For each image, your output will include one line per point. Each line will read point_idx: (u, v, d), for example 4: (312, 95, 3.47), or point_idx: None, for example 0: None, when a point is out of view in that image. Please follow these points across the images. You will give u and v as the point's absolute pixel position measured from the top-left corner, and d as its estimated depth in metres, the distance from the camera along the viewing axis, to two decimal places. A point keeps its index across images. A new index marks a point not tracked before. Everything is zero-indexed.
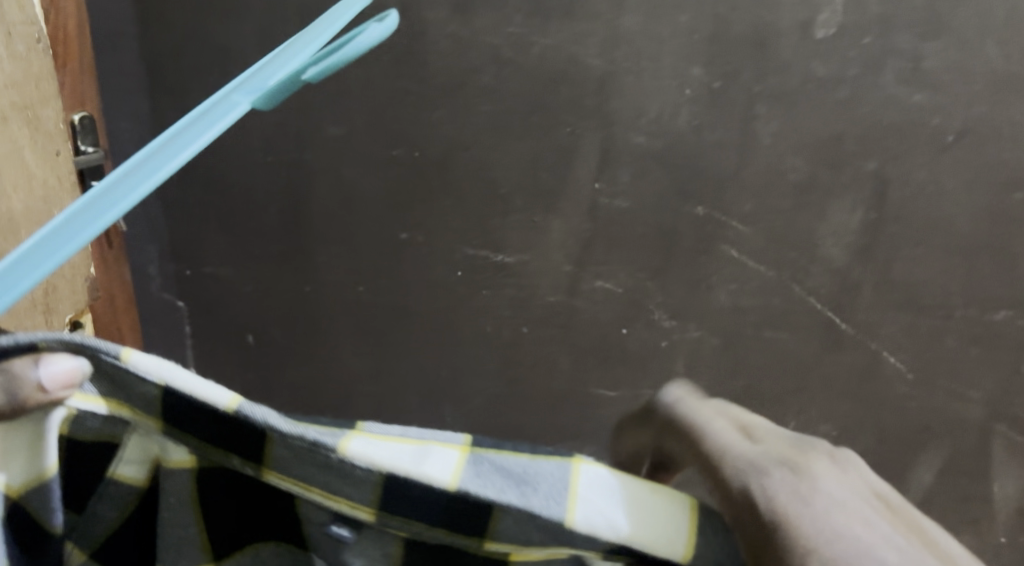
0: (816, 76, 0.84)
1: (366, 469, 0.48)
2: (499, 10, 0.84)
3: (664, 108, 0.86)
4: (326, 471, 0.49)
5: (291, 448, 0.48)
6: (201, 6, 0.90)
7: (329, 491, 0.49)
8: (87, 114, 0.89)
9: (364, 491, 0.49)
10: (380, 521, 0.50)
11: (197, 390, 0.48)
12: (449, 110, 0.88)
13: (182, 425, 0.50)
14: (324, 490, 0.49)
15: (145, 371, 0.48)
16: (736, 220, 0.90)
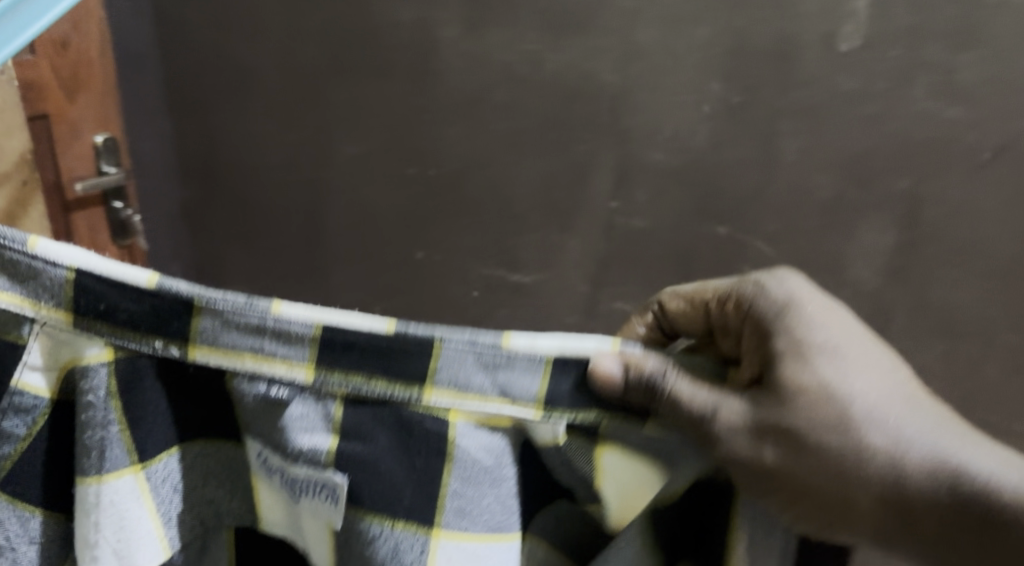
0: (841, 90, 0.80)
1: (303, 326, 0.43)
2: (512, 26, 0.83)
3: (682, 124, 0.83)
4: (248, 333, 0.44)
5: (216, 315, 0.44)
6: (219, 26, 0.90)
7: (258, 353, 0.44)
8: (111, 136, 0.92)
9: (301, 347, 0.44)
10: (319, 379, 0.44)
11: (110, 269, 0.44)
12: (463, 128, 0.87)
13: (99, 318, 0.45)
14: (253, 353, 0.44)
15: (56, 257, 0.44)
16: (759, 240, 0.86)
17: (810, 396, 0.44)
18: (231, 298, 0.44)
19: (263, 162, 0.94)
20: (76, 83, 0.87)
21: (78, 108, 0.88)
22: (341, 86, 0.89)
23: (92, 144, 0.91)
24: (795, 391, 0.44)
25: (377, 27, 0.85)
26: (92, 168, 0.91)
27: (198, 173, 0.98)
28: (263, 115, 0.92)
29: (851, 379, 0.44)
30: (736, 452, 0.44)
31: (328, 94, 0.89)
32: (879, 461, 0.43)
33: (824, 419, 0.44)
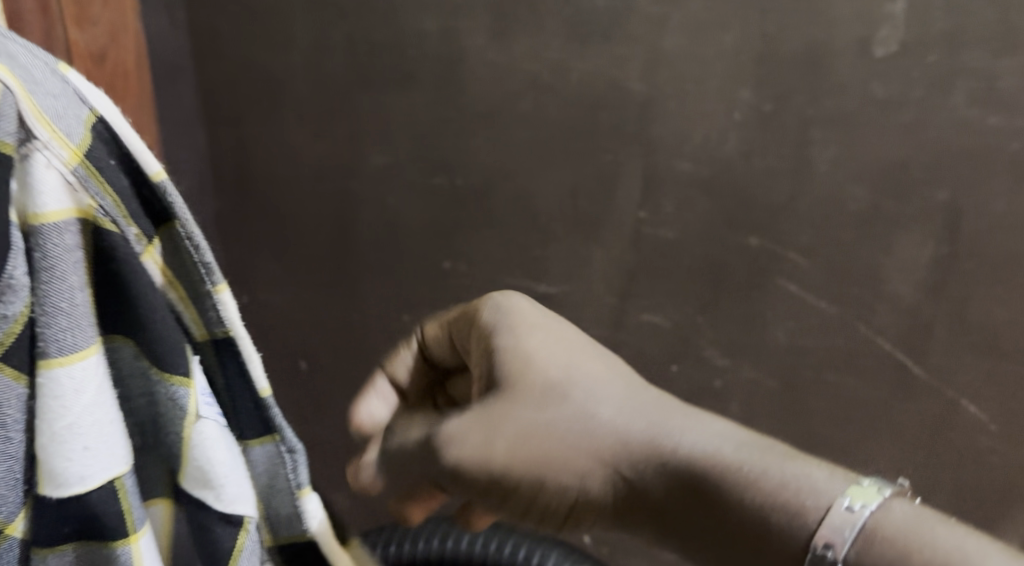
0: (876, 98, 0.77)
1: (195, 245, 0.47)
2: (538, 34, 0.82)
3: (711, 133, 0.81)
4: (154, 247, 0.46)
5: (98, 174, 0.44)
6: (251, 37, 0.91)
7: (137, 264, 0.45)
8: (146, 148, 0.89)
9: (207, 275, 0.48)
10: (206, 328, 0.49)
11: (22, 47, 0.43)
12: (489, 137, 0.87)
13: None
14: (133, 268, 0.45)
15: None
16: (793, 252, 0.84)
17: (551, 408, 0.56)
18: (196, 242, 0.47)
19: (294, 171, 0.95)
20: (112, 97, 0.84)
21: None
22: (369, 96, 0.89)
23: None
24: (503, 430, 0.56)
25: (403, 36, 0.85)
26: None
27: (230, 182, 0.98)
28: (293, 125, 0.93)
29: (596, 405, 0.56)
30: (471, 440, 0.56)
31: (357, 104, 0.89)
32: (652, 480, 0.53)
33: (564, 437, 0.55)
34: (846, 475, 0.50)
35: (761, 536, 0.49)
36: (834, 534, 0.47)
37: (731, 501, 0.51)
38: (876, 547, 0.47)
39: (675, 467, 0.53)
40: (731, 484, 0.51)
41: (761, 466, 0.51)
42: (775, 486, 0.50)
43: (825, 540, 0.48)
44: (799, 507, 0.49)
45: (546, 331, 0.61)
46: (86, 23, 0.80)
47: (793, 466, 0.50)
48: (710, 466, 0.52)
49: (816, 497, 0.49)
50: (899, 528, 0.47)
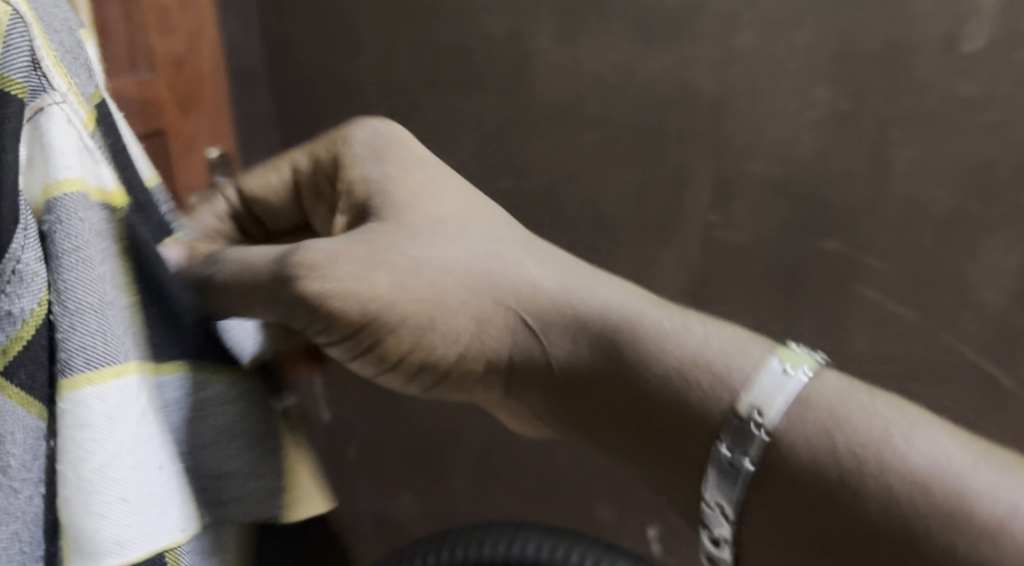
0: (960, 96, 0.74)
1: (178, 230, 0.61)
2: (605, 35, 0.81)
3: (784, 134, 0.79)
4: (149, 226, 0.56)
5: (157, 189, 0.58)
6: (322, 43, 0.92)
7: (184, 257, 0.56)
8: (222, 150, 0.94)
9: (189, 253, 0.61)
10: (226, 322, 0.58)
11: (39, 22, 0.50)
12: (555, 139, 0.86)
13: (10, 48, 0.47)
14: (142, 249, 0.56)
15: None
16: (871, 256, 0.80)
17: (433, 251, 0.56)
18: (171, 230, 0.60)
19: None
20: (191, 100, 0.90)
21: (192, 123, 0.90)
22: (435, 100, 0.89)
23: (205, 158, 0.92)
24: (390, 265, 0.54)
25: (470, 40, 0.85)
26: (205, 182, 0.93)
27: None
28: None
29: (446, 251, 0.56)
30: (359, 279, 0.53)
31: (423, 108, 0.89)
32: (561, 339, 0.55)
33: (436, 280, 0.55)
34: (753, 339, 0.51)
35: (685, 412, 0.50)
36: (744, 444, 0.48)
37: (630, 374, 0.52)
38: (809, 410, 0.48)
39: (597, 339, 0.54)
40: (658, 347, 0.52)
41: (674, 337, 0.52)
42: (682, 357, 0.51)
43: (738, 433, 0.48)
44: (698, 388, 0.50)
45: (461, 199, 0.59)
46: (166, 31, 0.86)
47: (715, 341, 0.51)
48: (621, 326, 0.53)
49: (734, 383, 0.49)
50: (825, 408, 0.48)
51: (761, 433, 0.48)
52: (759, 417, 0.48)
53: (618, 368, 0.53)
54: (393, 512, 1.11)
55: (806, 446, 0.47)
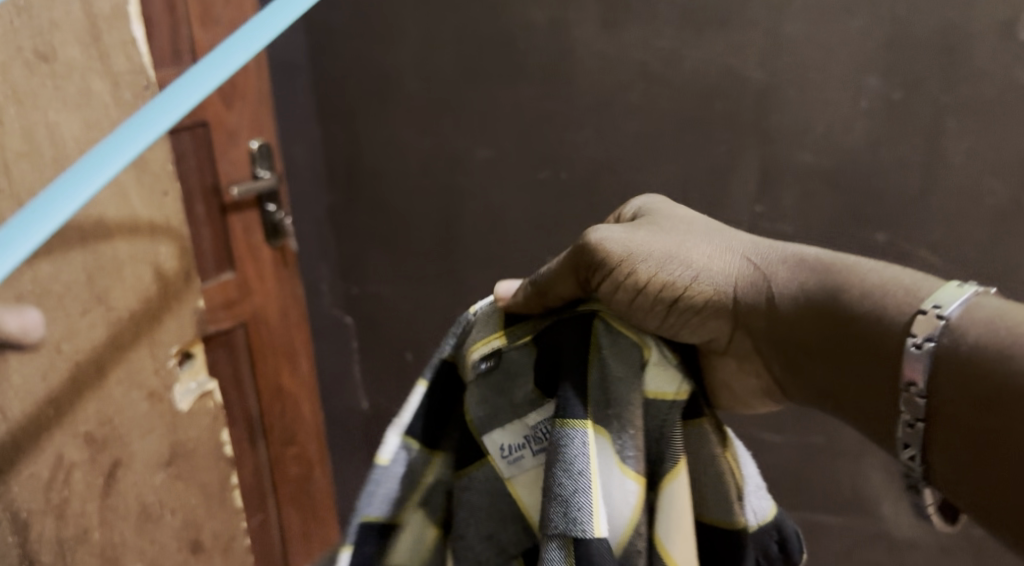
0: (1020, 84, 0.71)
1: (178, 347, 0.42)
2: (650, 23, 0.80)
3: (834, 123, 0.77)
4: None
5: None
6: (364, 34, 0.92)
7: None
8: (264, 142, 0.96)
9: None
10: None
11: None
12: (595, 129, 0.85)
13: None
14: None
15: None
16: (923, 249, 0.78)
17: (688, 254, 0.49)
18: None
19: (402, 165, 0.95)
20: (234, 91, 0.91)
21: (235, 114, 0.92)
22: (475, 89, 0.88)
23: (247, 150, 0.94)
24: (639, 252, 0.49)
25: (513, 29, 0.85)
26: (247, 173, 0.95)
27: (342, 178, 1.00)
28: (403, 120, 0.93)
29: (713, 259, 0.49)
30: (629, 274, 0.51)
31: (464, 97, 0.89)
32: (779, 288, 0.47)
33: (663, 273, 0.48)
34: (929, 276, 0.45)
35: (878, 341, 0.43)
36: (924, 329, 0.42)
37: (847, 308, 0.45)
38: (970, 327, 0.41)
39: (810, 281, 0.47)
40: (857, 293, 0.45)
41: (847, 265, 0.46)
42: (864, 277, 0.45)
43: (919, 327, 0.42)
44: (881, 319, 0.43)
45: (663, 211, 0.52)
46: (209, 22, 0.88)
47: (896, 273, 0.45)
48: (825, 267, 0.46)
49: (906, 301, 0.43)
50: (980, 320, 0.41)
51: (936, 321, 0.42)
52: (934, 309, 0.42)
53: (823, 314, 0.46)
54: None
55: (973, 332, 0.41)
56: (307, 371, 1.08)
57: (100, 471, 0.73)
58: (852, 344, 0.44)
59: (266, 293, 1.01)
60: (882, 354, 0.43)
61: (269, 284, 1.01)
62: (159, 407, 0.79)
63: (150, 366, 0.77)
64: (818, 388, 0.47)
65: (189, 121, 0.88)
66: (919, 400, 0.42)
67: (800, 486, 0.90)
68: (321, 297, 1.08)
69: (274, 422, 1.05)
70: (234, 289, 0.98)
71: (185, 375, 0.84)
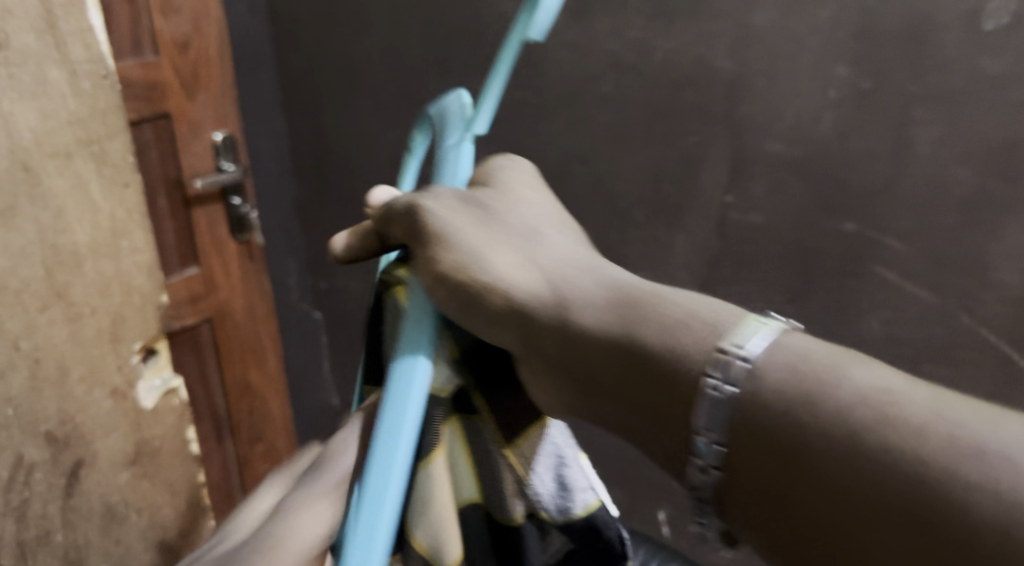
0: (986, 74, 0.72)
1: None
2: (620, 13, 0.79)
3: (804, 113, 0.77)
4: None
5: None
6: (330, 24, 0.90)
7: None
8: (229, 134, 0.94)
9: None
10: None
11: None
12: (566, 121, 0.84)
13: None
14: None
15: None
16: (891, 237, 0.79)
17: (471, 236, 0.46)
18: None
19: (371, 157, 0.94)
20: (196, 82, 0.90)
21: (198, 106, 0.90)
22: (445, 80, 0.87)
23: (211, 142, 0.93)
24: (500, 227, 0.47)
25: (482, 19, 0.84)
26: (210, 166, 0.94)
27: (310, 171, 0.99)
28: (371, 111, 0.92)
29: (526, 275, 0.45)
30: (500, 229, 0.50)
31: (433, 88, 0.88)
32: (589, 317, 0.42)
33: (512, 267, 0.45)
34: (737, 305, 0.40)
35: (663, 368, 0.39)
36: (727, 369, 0.37)
37: (758, 405, 0.36)
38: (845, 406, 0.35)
39: (620, 315, 0.41)
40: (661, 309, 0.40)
41: (657, 303, 0.41)
42: (689, 309, 0.40)
43: (725, 368, 0.37)
44: (676, 355, 0.39)
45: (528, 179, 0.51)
46: (170, 12, 0.86)
47: (704, 306, 0.40)
48: (628, 296, 0.42)
49: (703, 338, 0.38)
50: (792, 355, 0.37)
51: (736, 363, 0.37)
52: (732, 349, 0.37)
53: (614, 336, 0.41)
54: None
55: (862, 409, 0.34)
56: (274, 365, 1.08)
57: (122, 458, 0.83)
58: (644, 377, 0.40)
59: (232, 287, 1.00)
60: (671, 391, 0.38)
61: (235, 279, 1.00)
62: (122, 405, 0.82)
63: (113, 366, 0.80)
64: (615, 421, 0.41)
65: (152, 112, 0.87)
66: (716, 451, 0.37)
67: None
68: (289, 291, 1.07)
69: (242, 418, 1.05)
70: (199, 284, 0.97)
71: (149, 372, 0.86)
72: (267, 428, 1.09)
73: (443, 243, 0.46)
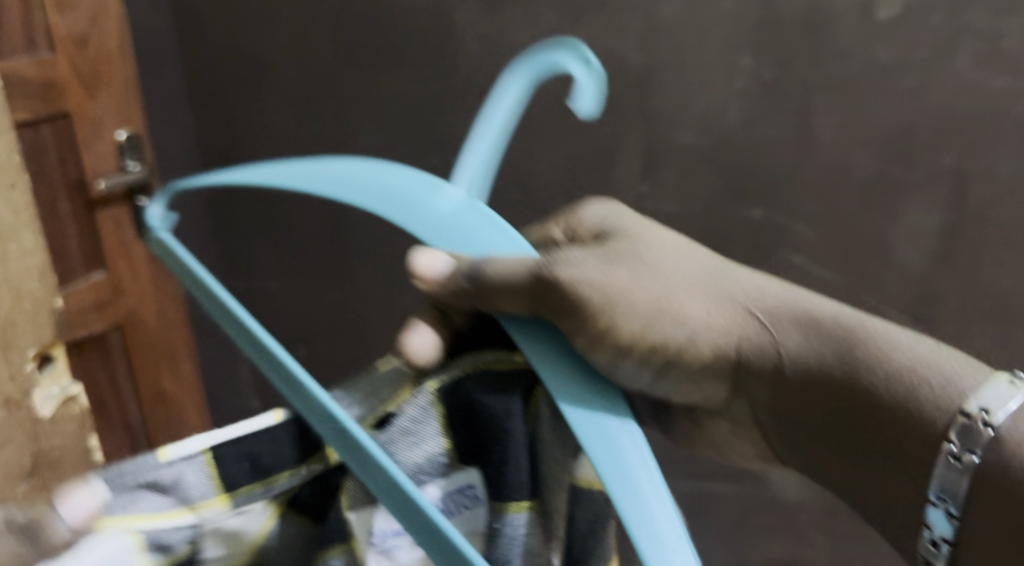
0: (880, 62, 0.75)
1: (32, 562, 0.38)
2: (530, 5, 0.80)
3: (712, 102, 0.79)
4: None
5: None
6: (236, 18, 0.89)
7: None
8: (133, 132, 0.92)
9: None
10: None
11: None
12: (481, 114, 0.85)
13: None
14: None
15: None
16: (798, 222, 0.82)
17: (651, 303, 0.47)
18: None
19: (283, 154, 0.93)
20: (96, 80, 0.87)
21: (99, 104, 0.88)
22: (358, 74, 0.87)
23: (114, 141, 0.90)
24: (634, 270, 0.47)
25: (393, 12, 0.83)
26: (114, 167, 0.91)
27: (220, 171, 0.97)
28: (282, 107, 0.91)
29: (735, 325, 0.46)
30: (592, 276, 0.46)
31: (346, 83, 0.87)
32: (789, 373, 0.46)
33: (696, 319, 0.47)
34: (970, 357, 0.43)
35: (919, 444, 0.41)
36: (969, 440, 0.40)
37: (881, 406, 0.43)
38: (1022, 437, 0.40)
39: (820, 349, 0.45)
40: (881, 358, 0.43)
41: (886, 346, 0.44)
42: (896, 364, 0.43)
43: (960, 435, 0.41)
44: (912, 408, 0.42)
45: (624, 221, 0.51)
46: (67, 7, 0.83)
47: (935, 358, 0.43)
48: (834, 333, 0.45)
49: (949, 401, 0.41)
50: None
51: (982, 429, 0.40)
52: (980, 413, 0.40)
53: (848, 406, 0.44)
54: None
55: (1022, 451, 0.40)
56: (189, 372, 1.06)
57: None
58: (863, 428, 0.43)
59: (142, 293, 0.98)
60: (900, 452, 0.42)
61: (144, 282, 0.98)
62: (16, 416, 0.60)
63: None
64: (860, 487, 0.44)
65: (49, 111, 0.84)
66: (949, 522, 0.41)
67: (691, 460, 0.91)
68: None
69: (158, 426, 1.03)
70: (105, 290, 0.94)
71: (45, 379, 0.62)
72: (183, 436, 1.07)
73: (587, 317, 0.45)
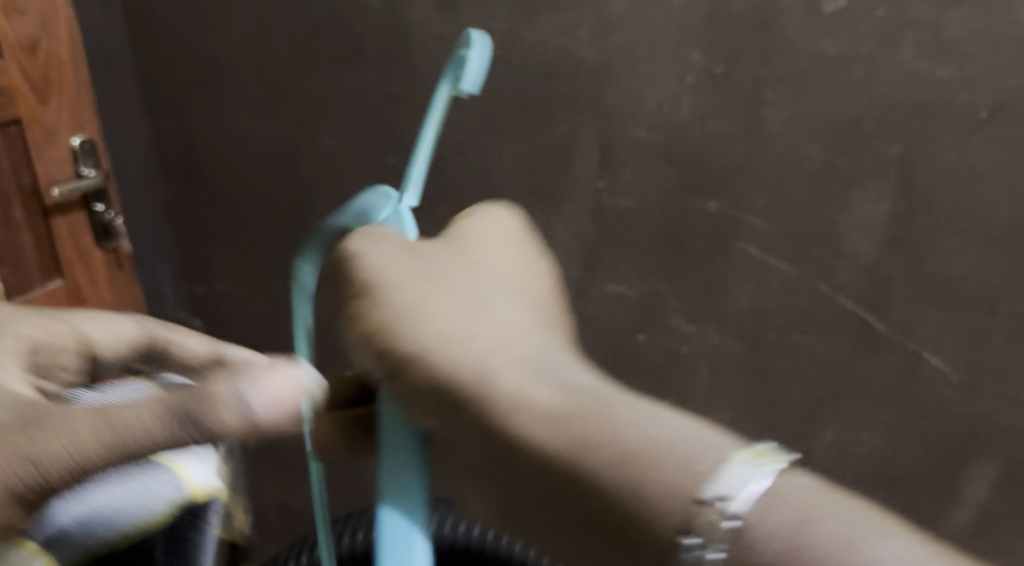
0: (827, 55, 0.77)
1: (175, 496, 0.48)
2: (484, 4, 0.81)
3: (664, 98, 0.81)
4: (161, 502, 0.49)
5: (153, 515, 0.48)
6: (189, 21, 0.88)
7: None
8: (87, 138, 0.92)
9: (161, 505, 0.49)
10: None
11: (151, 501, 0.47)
12: (439, 114, 0.85)
13: None
14: None
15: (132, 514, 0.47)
16: (751, 215, 0.83)
17: (446, 349, 0.49)
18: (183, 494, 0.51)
19: (242, 157, 0.93)
20: (48, 86, 0.87)
21: (51, 111, 0.87)
22: (313, 76, 0.87)
23: (68, 147, 0.90)
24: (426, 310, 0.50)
25: (347, 13, 0.83)
26: (70, 173, 0.91)
27: (178, 175, 0.97)
28: (238, 109, 0.90)
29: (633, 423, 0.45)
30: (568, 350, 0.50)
31: (301, 85, 0.87)
32: (542, 431, 0.46)
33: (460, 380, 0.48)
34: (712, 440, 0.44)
35: (626, 522, 0.43)
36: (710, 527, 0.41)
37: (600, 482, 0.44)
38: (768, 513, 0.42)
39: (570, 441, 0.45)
40: (595, 450, 0.44)
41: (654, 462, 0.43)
42: (657, 451, 0.44)
43: (703, 523, 0.41)
44: (637, 489, 0.43)
45: (502, 238, 0.56)
46: (15, 13, 0.83)
47: (838, 512, 0.41)
48: (571, 418, 0.46)
49: (686, 486, 0.42)
50: (773, 518, 0.41)
51: (718, 517, 0.41)
52: (722, 501, 0.41)
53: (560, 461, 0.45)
54: (299, 502, 1.12)
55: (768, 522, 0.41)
56: None
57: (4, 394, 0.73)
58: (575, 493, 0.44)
59: (101, 299, 0.97)
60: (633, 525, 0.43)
61: (103, 289, 0.97)
62: None
63: None
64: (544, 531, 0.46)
65: (2, 119, 0.83)
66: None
67: None
68: (164, 300, 1.04)
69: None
70: (64, 297, 0.93)
71: None
72: None
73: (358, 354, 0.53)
